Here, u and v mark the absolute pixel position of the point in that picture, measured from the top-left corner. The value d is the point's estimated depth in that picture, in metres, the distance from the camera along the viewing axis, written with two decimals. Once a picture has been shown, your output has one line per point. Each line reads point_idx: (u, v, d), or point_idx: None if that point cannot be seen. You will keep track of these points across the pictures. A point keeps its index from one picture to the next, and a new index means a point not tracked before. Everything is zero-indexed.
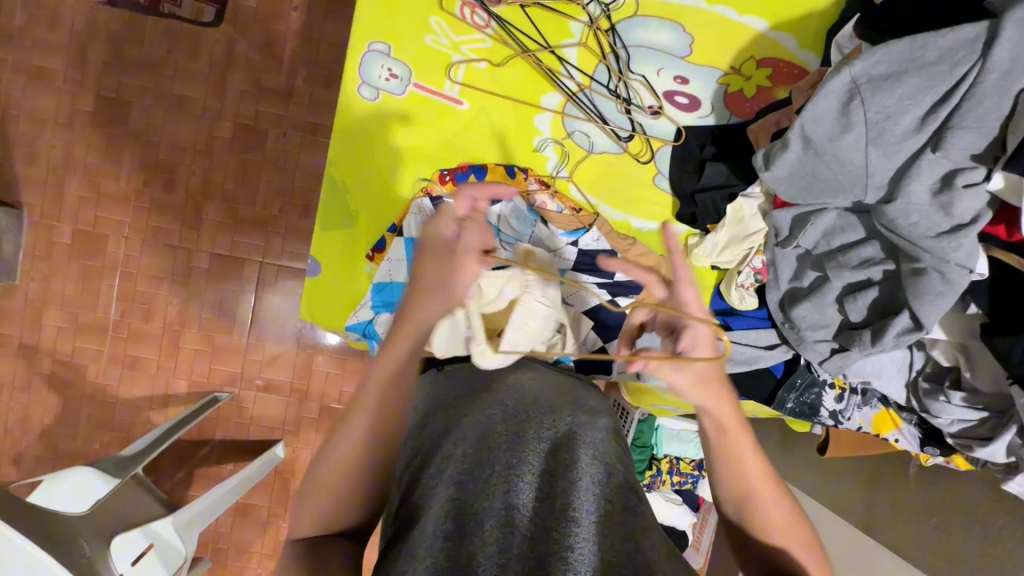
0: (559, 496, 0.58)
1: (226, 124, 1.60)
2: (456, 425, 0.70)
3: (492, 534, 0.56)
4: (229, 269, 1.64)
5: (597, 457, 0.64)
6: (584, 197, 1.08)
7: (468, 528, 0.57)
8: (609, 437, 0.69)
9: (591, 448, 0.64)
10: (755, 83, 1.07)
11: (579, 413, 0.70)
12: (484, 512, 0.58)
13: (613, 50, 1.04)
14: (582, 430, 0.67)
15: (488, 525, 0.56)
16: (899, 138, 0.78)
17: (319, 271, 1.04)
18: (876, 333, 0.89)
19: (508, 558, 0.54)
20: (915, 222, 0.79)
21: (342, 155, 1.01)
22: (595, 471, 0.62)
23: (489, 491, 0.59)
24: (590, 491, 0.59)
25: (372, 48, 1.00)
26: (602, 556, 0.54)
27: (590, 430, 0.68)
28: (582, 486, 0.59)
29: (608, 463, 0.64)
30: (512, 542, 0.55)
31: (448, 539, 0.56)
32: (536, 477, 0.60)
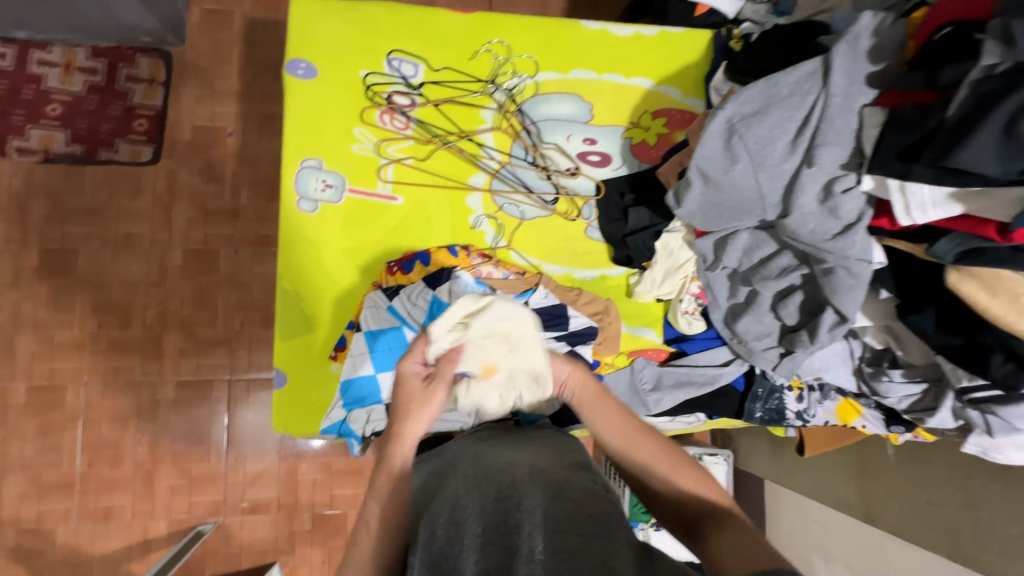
0: (523, 543, 0.59)
1: (177, 253, 1.64)
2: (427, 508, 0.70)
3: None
4: (198, 394, 1.62)
5: (557, 496, 0.65)
6: (525, 260, 1.15)
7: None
8: (570, 472, 0.71)
9: (552, 489, 0.66)
10: (655, 132, 1.20)
11: (540, 461, 0.72)
12: None
13: (523, 127, 1.16)
14: (540, 474, 0.69)
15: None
16: (779, 162, 0.89)
17: (286, 381, 1.06)
18: (811, 332, 0.96)
19: None
20: (812, 229, 0.89)
21: (292, 265, 1.06)
22: (556, 509, 0.64)
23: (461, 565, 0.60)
24: (548, 529, 0.61)
25: (304, 165, 1.08)
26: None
27: (548, 472, 0.69)
28: (543, 530, 0.61)
29: (572, 499, 0.65)
30: None
31: None
32: (502, 537, 0.61)
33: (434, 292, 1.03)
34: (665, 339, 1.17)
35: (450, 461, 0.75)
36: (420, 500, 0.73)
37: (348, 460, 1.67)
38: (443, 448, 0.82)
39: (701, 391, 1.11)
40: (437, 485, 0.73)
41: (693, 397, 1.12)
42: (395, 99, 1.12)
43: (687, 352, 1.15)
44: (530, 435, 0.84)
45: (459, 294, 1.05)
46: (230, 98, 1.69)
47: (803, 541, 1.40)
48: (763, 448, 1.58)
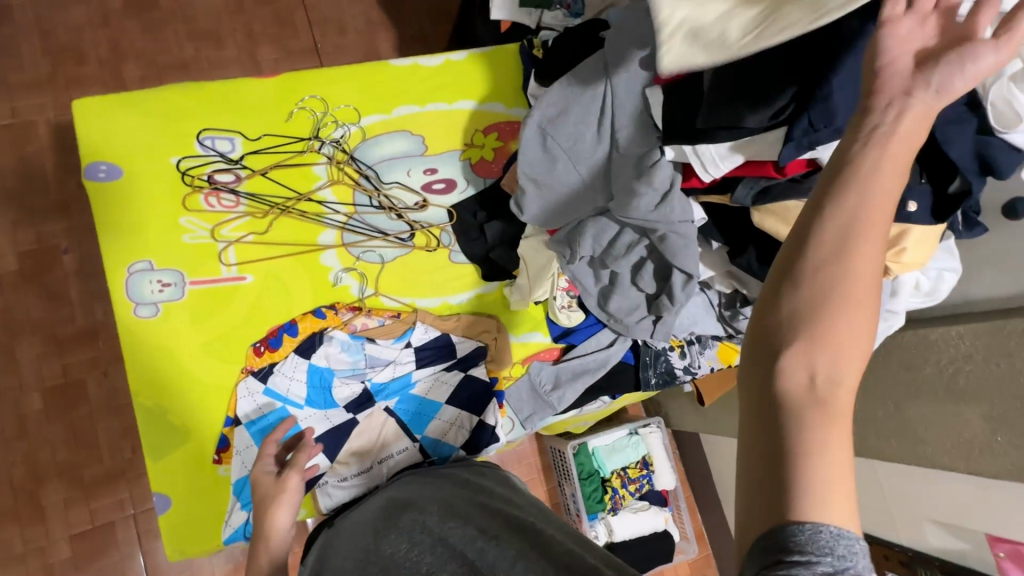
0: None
1: (32, 395, 1.45)
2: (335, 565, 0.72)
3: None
4: (99, 543, 1.43)
5: (448, 526, 0.70)
6: (397, 301, 1.13)
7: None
8: (462, 501, 0.77)
9: (441, 521, 0.71)
10: (491, 148, 1.24)
11: (431, 503, 0.78)
12: None
13: (360, 173, 1.15)
14: (433, 513, 0.74)
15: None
16: (591, 151, 0.97)
17: (170, 504, 0.97)
18: (670, 295, 1.03)
19: None
20: (637, 204, 0.94)
21: (145, 379, 0.97)
22: (449, 537, 0.67)
23: None
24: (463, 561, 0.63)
25: (133, 270, 1.00)
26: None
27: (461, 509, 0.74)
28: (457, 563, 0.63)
29: (462, 522, 0.70)
30: None
31: None
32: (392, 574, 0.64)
33: (310, 360, 1.04)
34: (553, 337, 1.20)
35: (353, 525, 0.81)
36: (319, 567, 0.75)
37: None
38: (351, 524, 0.86)
39: (596, 376, 1.16)
40: (335, 549, 0.77)
41: (592, 383, 1.17)
42: (218, 178, 1.08)
43: (574, 344, 1.19)
44: (425, 481, 0.89)
45: (336, 356, 1.06)
46: (55, 214, 1.50)
47: None
48: (688, 407, 1.68)
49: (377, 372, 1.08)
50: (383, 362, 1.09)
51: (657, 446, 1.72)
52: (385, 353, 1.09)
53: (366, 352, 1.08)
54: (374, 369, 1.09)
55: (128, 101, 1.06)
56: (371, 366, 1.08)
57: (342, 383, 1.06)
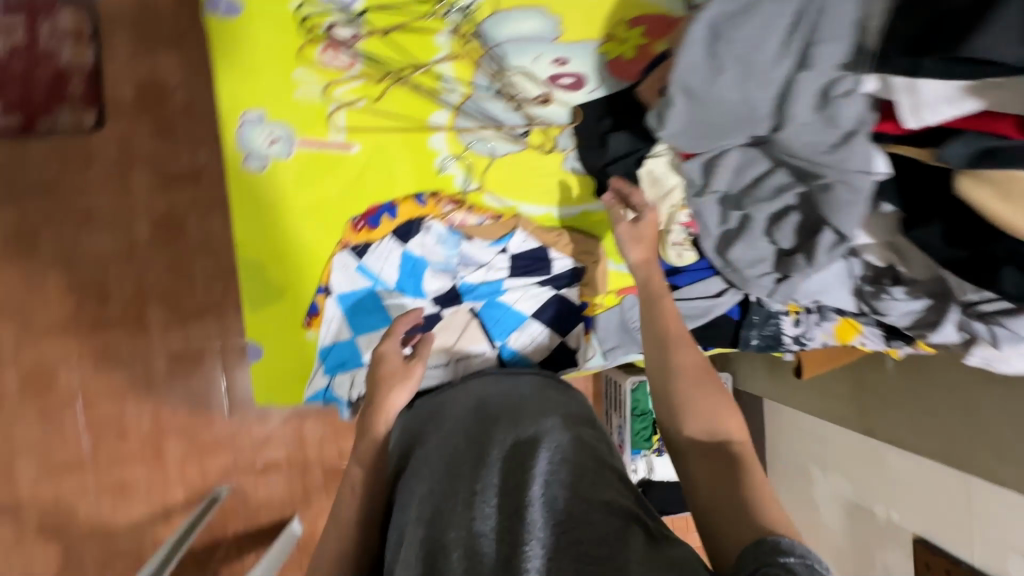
0: (519, 509, 0.59)
1: (143, 223, 1.55)
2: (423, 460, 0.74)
3: (461, 567, 0.56)
4: (191, 365, 1.59)
5: (559, 461, 0.65)
6: (500, 202, 1.06)
7: (442, 563, 0.58)
8: (575, 433, 0.71)
9: (553, 454, 0.65)
10: (634, 44, 1.05)
11: (542, 421, 0.72)
12: (456, 545, 0.58)
13: (484, 51, 1.02)
14: (546, 437, 0.68)
15: (455, 557, 0.57)
16: (772, 66, 0.78)
17: (262, 353, 1.02)
18: (809, 255, 0.91)
19: None
20: (808, 141, 0.80)
21: (250, 232, 0.99)
22: (556, 471, 0.63)
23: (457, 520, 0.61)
24: (548, 499, 0.60)
25: (246, 119, 0.97)
26: (565, 564, 0.53)
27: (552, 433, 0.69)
28: (543, 496, 0.60)
29: (572, 462, 0.65)
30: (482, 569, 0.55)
31: None
32: (498, 500, 0.62)
33: (406, 247, 1.02)
34: None
35: (454, 420, 0.78)
36: (421, 455, 0.76)
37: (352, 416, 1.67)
38: (444, 402, 0.85)
39: (692, 324, 1.09)
40: (439, 441, 0.75)
41: (685, 330, 1.10)
42: (337, 31, 0.98)
43: (677, 286, 1.09)
44: (527, 388, 0.84)
45: (433, 247, 1.03)
46: (168, 47, 1.50)
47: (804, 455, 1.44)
48: (761, 371, 1.56)
49: (468, 272, 1.06)
50: (475, 262, 1.05)
51: None
52: (480, 254, 1.05)
53: (462, 249, 1.04)
54: (466, 268, 1.06)
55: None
56: (464, 264, 1.05)
57: (434, 275, 1.04)
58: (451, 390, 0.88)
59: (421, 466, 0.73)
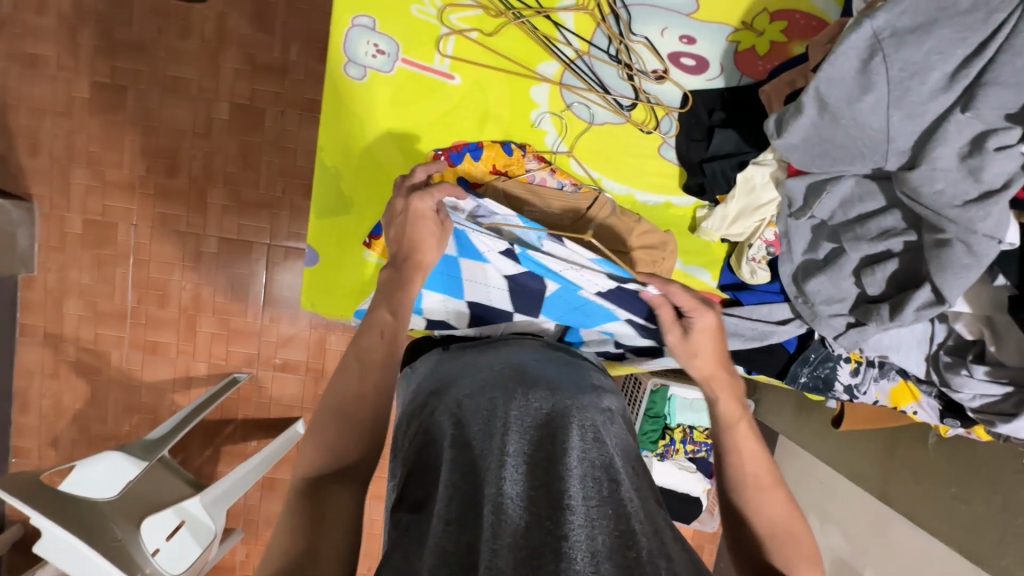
0: (555, 482, 0.56)
1: (223, 105, 1.57)
2: (449, 403, 0.70)
3: (489, 519, 0.52)
4: (238, 252, 1.64)
5: (592, 445, 0.63)
6: (585, 171, 1.03)
7: (471, 516, 0.55)
8: (608, 420, 0.70)
9: (588, 433, 0.64)
10: (769, 39, 0.99)
11: (579, 398, 0.70)
12: (483, 499, 0.55)
13: (612, 11, 0.97)
14: (581, 416, 0.67)
15: (485, 510, 0.54)
16: (926, 98, 0.72)
17: (317, 261, 1.02)
18: (895, 308, 0.84)
19: (501, 546, 0.50)
20: (940, 189, 0.73)
21: (333, 139, 0.97)
22: (590, 453, 0.62)
23: (486, 474, 0.57)
24: (583, 476, 0.58)
25: (356, 22, 0.94)
26: (606, 539, 0.52)
27: (589, 414, 0.68)
28: (577, 474, 0.58)
29: (605, 447, 0.64)
30: (508, 532, 0.51)
31: (449, 524, 0.53)
32: (535, 463, 0.59)
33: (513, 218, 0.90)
34: (720, 285, 1.08)
35: (489, 373, 0.74)
36: (448, 400, 0.71)
37: None
38: (477, 358, 0.82)
39: (747, 345, 1.03)
40: (474, 390, 0.72)
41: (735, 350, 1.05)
42: None
43: (741, 303, 1.05)
44: (563, 362, 0.83)
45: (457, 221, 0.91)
46: None
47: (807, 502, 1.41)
48: (787, 408, 1.50)
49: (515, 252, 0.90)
50: (561, 254, 0.90)
51: None
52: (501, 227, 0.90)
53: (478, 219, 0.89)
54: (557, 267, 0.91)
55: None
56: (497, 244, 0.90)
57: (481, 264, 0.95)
58: (485, 347, 0.86)
59: (449, 410, 0.69)
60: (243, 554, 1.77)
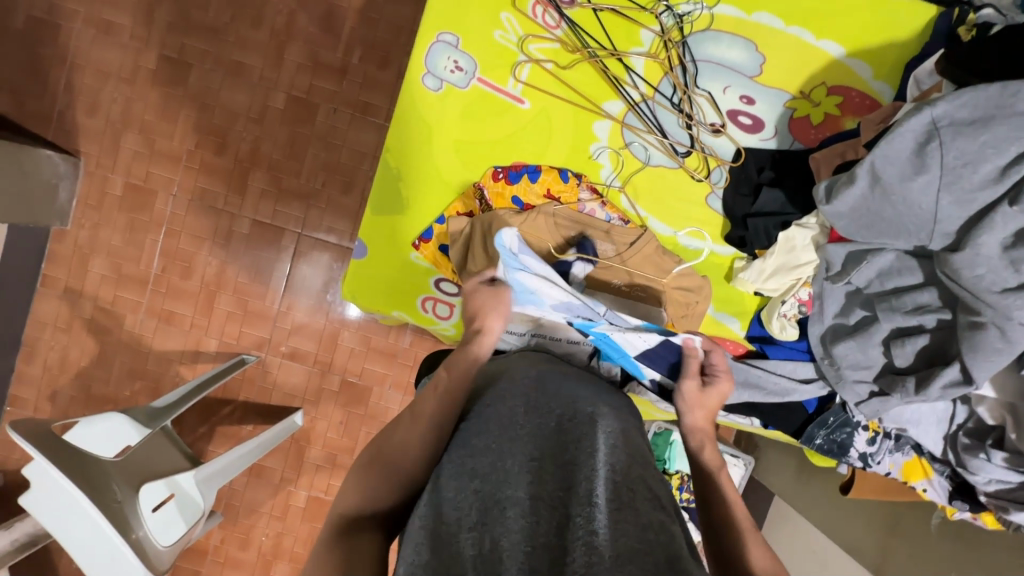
0: (580, 483, 0.57)
1: (281, 95, 1.63)
2: (475, 410, 0.73)
3: (518, 522, 0.54)
4: (269, 236, 1.67)
5: (614, 448, 0.63)
6: (633, 208, 1.07)
7: (493, 518, 0.56)
8: (626, 427, 0.70)
9: (608, 436, 0.65)
10: (824, 111, 1.04)
11: (597, 403, 0.71)
12: (508, 501, 0.57)
13: (681, 63, 1.02)
14: (600, 421, 0.67)
15: (512, 513, 0.55)
16: (976, 187, 0.76)
17: (365, 255, 1.05)
18: (921, 382, 0.87)
19: (535, 546, 0.53)
20: (981, 275, 0.77)
21: (401, 142, 1.02)
22: (613, 459, 0.62)
23: (512, 479, 0.59)
24: (609, 479, 0.58)
25: (440, 39, 1.00)
26: (627, 543, 0.52)
27: (610, 422, 0.68)
28: (602, 476, 0.59)
29: (626, 451, 0.64)
30: (538, 531, 0.54)
31: (474, 529, 0.55)
32: (558, 467, 0.60)
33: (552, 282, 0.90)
34: (748, 336, 1.09)
35: (511, 380, 0.76)
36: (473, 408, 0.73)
37: (386, 340, 1.73)
38: (498, 367, 0.84)
39: (766, 399, 1.05)
40: (494, 396, 0.73)
41: (754, 402, 1.06)
42: None
43: (767, 356, 1.08)
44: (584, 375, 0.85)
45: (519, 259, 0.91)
46: None
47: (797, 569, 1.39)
48: (787, 469, 1.51)
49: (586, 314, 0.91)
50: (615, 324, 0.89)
51: (731, 478, 1.54)
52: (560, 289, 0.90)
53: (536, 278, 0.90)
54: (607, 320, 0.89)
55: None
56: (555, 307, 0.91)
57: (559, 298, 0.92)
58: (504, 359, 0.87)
59: (474, 418, 0.71)
60: (217, 539, 1.74)
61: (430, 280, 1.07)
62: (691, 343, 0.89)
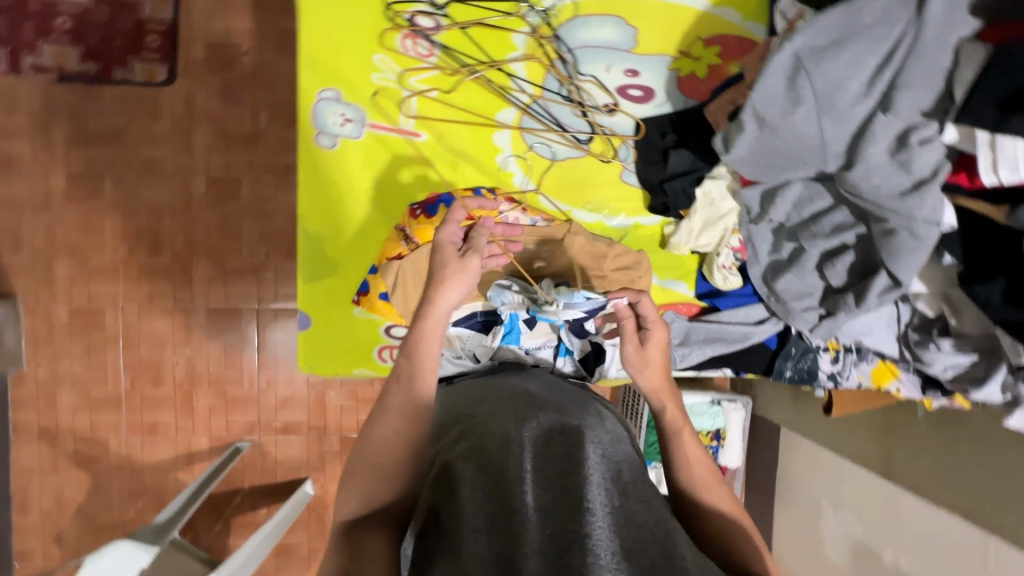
0: (574, 490, 0.59)
1: (199, 179, 1.61)
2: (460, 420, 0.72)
3: (516, 532, 0.55)
4: (228, 321, 1.66)
5: (606, 456, 0.65)
6: (555, 206, 1.09)
7: (490, 523, 0.56)
8: (615, 436, 0.71)
9: (601, 446, 0.66)
10: (706, 63, 1.07)
11: (586, 415, 0.71)
12: (503, 511, 0.57)
13: (559, 55, 1.04)
14: (591, 430, 0.68)
15: (509, 521, 0.56)
16: (849, 106, 0.79)
17: (310, 324, 1.06)
18: (859, 296, 0.90)
19: (533, 555, 0.54)
20: (877, 184, 0.80)
21: (313, 206, 1.02)
22: (606, 465, 0.64)
23: (505, 489, 0.59)
24: (602, 486, 0.60)
25: (321, 96, 1.00)
26: (620, 545, 0.56)
27: (600, 432, 0.69)
28: (597, 483, 0.60)
29: (618, 460, 0.66)
30: (534, 540, 0.55)
31: (473, 536, 0.55)
32: (552, 475, 0.61)
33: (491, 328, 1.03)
34: (697, 294, 1.12)
35: (496, 395, 0.75)
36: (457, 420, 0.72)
37: (373, 388, 1.72)
38: (481, 385, 0.82)
39: (730, 348, 1.09)
40: (478, 412, 0.71)
41: (721, 353, 1.10)
42: (418, 20, 1.01)
43: (719, 308, 1.11)
44: (567, 387, 0.85)
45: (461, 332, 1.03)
46: (242, 13, 1.58)
47: (815, 486, 1.46)
48: (784, 398, 1.56)
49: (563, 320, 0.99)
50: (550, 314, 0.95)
51: (735, 423, 1.60)
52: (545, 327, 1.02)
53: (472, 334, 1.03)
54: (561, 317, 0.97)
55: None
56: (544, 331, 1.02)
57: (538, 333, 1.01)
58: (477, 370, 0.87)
59: (459, 430, 0.69)
60: None
61: (381, 329, 1.08)
62: (620, 306, 0.80)
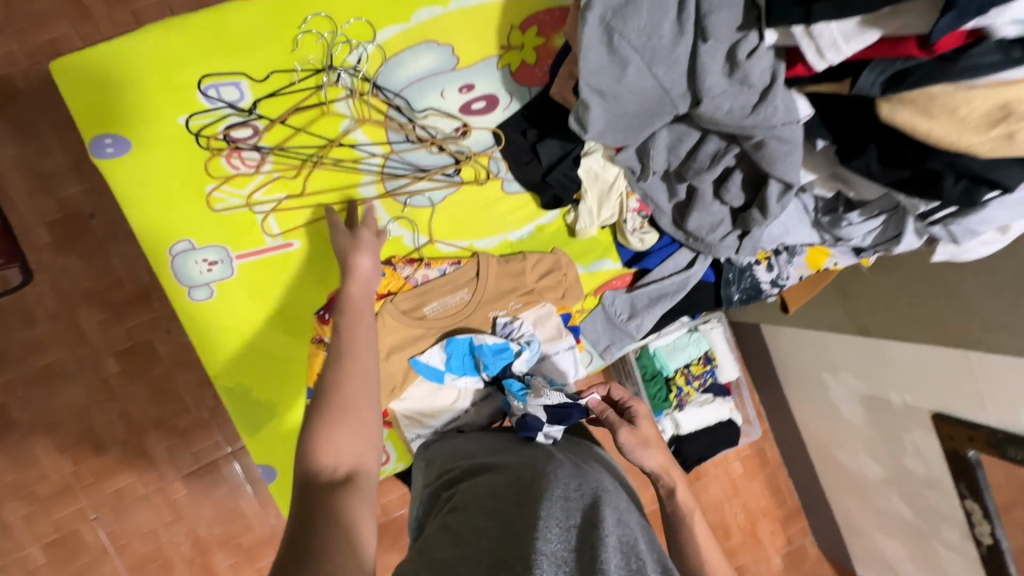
0: (589, 549, 0.55)
1: (109, 359, 1.34)
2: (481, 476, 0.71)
3: None
4: (208, 480, 1.43)
5: (623, 521, 0.60)
6: (454, 246, 1.09)
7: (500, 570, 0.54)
8: (633, 507, 0.66)
9: (618, 511, 0.61)
10: (532, 48, 1.00)
11: (603, 480, 0.67)
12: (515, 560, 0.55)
13: (389, 104, 0.97)
14: (607, 495, 0.64)
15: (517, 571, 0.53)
16: (671, 48, 0.78)
17: (275, 471, 1.10)
18: (762, 208, 0.92)
19: None
20: (729, 108, 0.79)
21: (224, 362, 1.01)
22: (621, 529, 0.59)
23: (518, 542, 0.57)
24: (617, 549, 0.56)
25: (175, 251, 0.95)
26: None
27: (617, 497, 0.65)
28: (611, 542, 0.56)
29: (634, 528, 0.61)
30: None
31: None
32: (565, 529, 0.58)
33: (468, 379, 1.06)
34: (624, 263, 1.17)
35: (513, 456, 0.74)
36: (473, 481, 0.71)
37: None
38: (497, 446, 0.81)
39: (675, 299, 1.15)
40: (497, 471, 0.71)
41: (668, 308, 1.16)
42: (234, 133, 0.93)
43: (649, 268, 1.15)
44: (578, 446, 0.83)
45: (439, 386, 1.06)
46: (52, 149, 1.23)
47: (807, 360, 1.48)
48: None
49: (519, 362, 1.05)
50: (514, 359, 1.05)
51: (717, 340, 1.60)
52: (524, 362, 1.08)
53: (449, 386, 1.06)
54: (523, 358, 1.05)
55: (98, 45, 0.86)
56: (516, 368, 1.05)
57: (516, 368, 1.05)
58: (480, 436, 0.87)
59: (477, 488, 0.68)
60: None
61: None
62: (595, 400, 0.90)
